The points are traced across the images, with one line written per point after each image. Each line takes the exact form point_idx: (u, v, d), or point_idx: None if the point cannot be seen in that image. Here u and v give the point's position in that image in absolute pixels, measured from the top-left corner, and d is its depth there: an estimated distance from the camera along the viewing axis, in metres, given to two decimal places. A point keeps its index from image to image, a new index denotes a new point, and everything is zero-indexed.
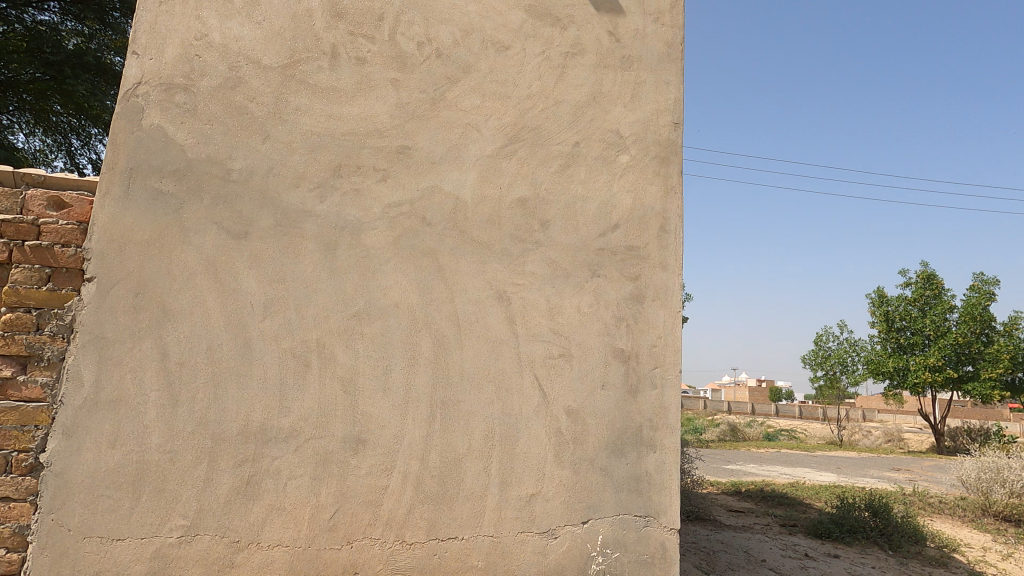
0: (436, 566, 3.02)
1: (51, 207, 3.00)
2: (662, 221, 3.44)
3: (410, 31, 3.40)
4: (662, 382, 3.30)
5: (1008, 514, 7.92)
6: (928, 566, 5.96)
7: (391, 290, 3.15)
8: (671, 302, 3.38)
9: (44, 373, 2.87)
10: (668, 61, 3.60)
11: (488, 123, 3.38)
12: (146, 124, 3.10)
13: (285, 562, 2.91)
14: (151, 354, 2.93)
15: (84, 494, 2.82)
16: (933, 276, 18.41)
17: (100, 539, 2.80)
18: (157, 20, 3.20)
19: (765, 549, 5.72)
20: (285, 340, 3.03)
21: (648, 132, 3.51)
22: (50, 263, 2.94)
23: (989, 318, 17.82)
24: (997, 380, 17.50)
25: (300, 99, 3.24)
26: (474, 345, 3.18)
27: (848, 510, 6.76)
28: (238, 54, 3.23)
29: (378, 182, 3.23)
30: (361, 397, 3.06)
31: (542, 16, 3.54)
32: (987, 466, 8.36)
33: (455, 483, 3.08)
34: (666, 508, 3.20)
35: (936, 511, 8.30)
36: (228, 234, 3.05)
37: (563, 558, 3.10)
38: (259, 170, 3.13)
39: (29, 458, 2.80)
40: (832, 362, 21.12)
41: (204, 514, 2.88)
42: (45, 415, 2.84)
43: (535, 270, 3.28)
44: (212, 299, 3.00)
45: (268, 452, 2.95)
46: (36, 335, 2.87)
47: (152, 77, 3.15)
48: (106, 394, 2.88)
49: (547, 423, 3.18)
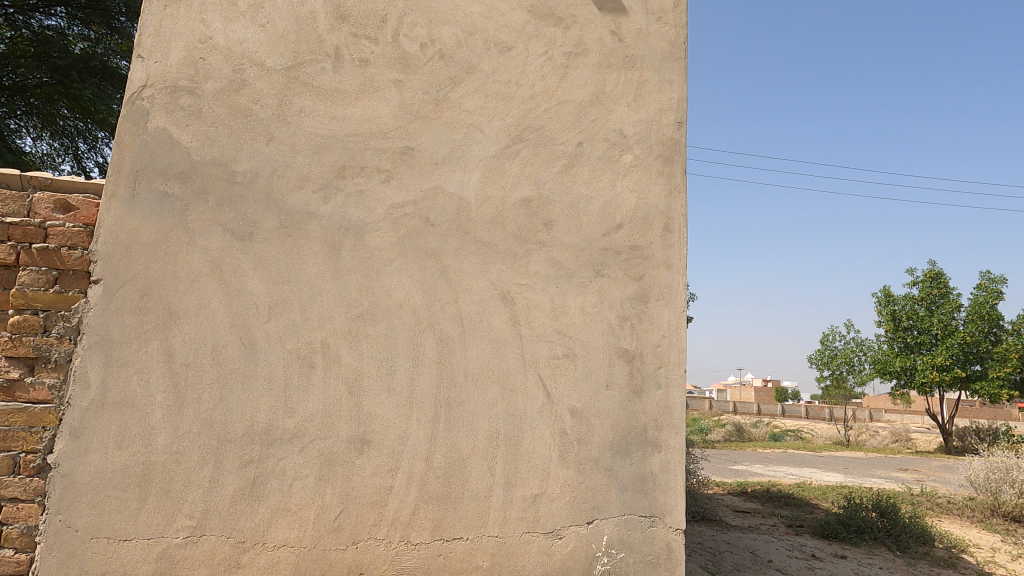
0: (441, 566, 3.02)
1: (58, 210, 3.03)
2: (666, 221, 3.44)
3: (413, 33, 3.41)
4: (667, 382, 3.29)
5: (1017, 514, 7.86)
6: (937, 566, 5.92)
7: (395, 291, 3.16)
8: (676, 302, 3.37)
9: (51, 375, 2.89)
10: (671, 60, 3.60)
11: (492, 124, 3.38)
12: (151, 127, 3.12)
13: (291, 562, 2.92)
14: (157, 355, 2.94)
15: (91, 494, 2.83)
16: (937, 275, 18.29)
17: (107, 539, 2.82)
18: (162, 24, 3.22)
19: (772, 549, 5.71)
20: (290, 341, 3.04)
21: (651, 132, 3.51)
22: (56, 266, 2.96)
23: (995, 317, 17.74)
24: (1006, 380, 17.36)
25: (303, 101, 3.25)
26: (478, 345, 3.18)
27: (856, 511, 6.73)
28: (242, 57, 3.25)
29: (381, 183, 3.24)
30: (366, 397, 3.07)
31: (544, 16, 3.54)
32: (996, 465, 8.31)
33: (460, 483, 3.08)
34: (672, 508, 3.19)
35: (945, 511, 8.24)
36: (233, 236, 3.07)
37: (568, 559, 3.10)
38: (263, 172, 3.14)
39: (36, 458, 2.83)
40: (837, 361, 20.98)
41: (210, 514, 2.89)
42: (53, 415, 2.86)
43: (539, 271, 3.28)
44: (217, 301, 3.01)
45: (273, 452, 2.96)
46: (43, 337, 2.89)
47: (157, 80, 3.17)
48: (113, 395, 2.89)
49: (551, 423, 3.18)
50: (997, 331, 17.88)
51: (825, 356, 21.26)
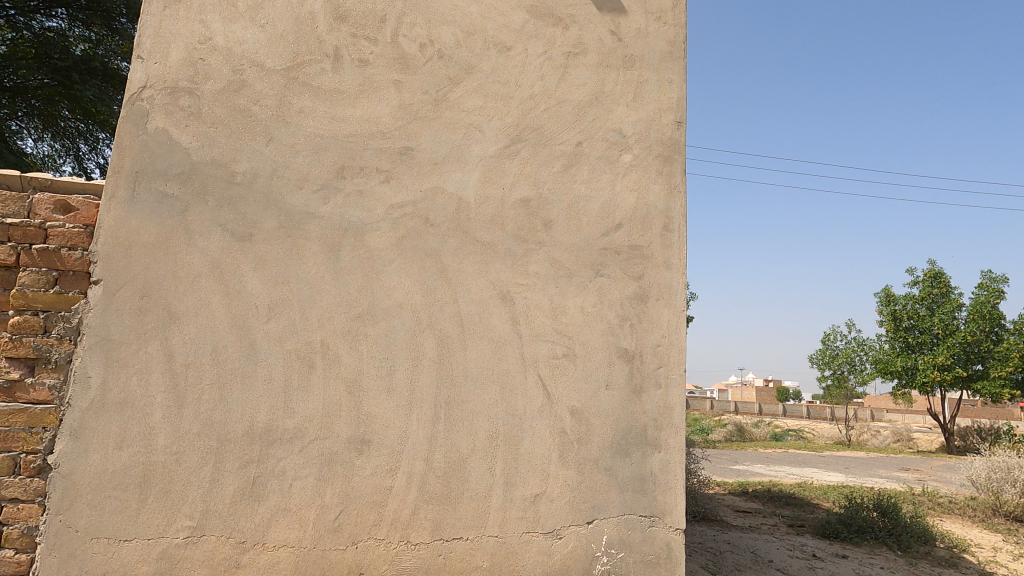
0: (441, 566, 3.02)
1: (58, 211, 3.03)
2: (666, 220, 3.44)
3: (412, 33, 3.41)
4: (667, 381, 3.29)
5: (1018, 514, 7.84)
6: (937, 566, 5.90)
7: (395, 291, 3.16)
8: (675, 302, 3.37)
9: (51, 376, 2.90)
10: (670, 60, 3.60)
11: (492, 124, 3.38)
12: (151, 127, 3.12)
13: (291, 562, 2.93)
14: (157, 355, 2.94)
15: (91, 495, 2.84)
16: (938, 275, 18.26)
17: (108, 539, 2.82)
18: (161, 25, 3.23)
19: (772, 550, 5.69)
20: (289, 341, 3.04)
21: (651, 132, 3.51)
22: (56, 266, 2.97)
23: (996, 317, 17.71)
24: (1008, 380, 17.34)
25: (303, 101, 3.25)
26: (478, 345, 3.18)
27: (857, 511, 6.73)
28: (241, 57, 3.25)
29: (381, 183, 3.24)
30: (365, 397, 3.07)
31: (543, 16, 3.54)
32: (997, 465, 8.29)
33: (460, 483, 3.08)
34: (672, 507, 3.19)
35: (946, 511, 8.23)
36: (233, 236, 3.07)
37: (568, 558, 3.10)
38: (263, 172, 3.15)
39: (37, 459, 2.83)
40: (838, 362, 20.98)
41: (210, 514, 2.89)
42: (54, 416, 2.87)
43: (538, 271, 3.28)
44: (217, 301, 3.02)
45: (273, 452, 2.96)
46: (44, 337, 2.90)
47: (156, 81, 3.17)
48: (113, 396, 2.89)
49: (551, 423, 3.18)
50: (998, 330, 17.85)
51: (826, 356, 21.31)
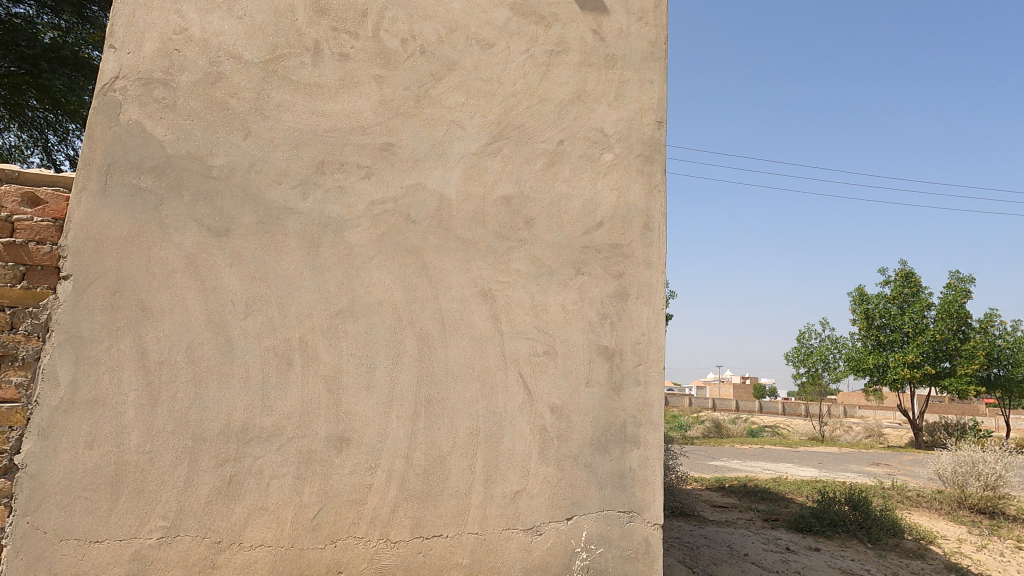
0: (420, 564, 3.01)
1: (26, 204, 2.94)
2: (646, 219, 3.46)
3: (394, 28, 3.38)
4: (646, 379, 3.32)
5: (982, 507, 8.07)
6: (905, 558, 6.04)
7: (375, 288, 3.14)
8: (655, 300, 3.40)
9: (18, 373, 2.81)
10: (651, 60, 3.62)
11: (473, 121, 3.37)
12: (124, 119, 3.05)
13: (268, 562, 2.89)
14: (129, 352, 2.88)
15: (61, 495, 2.77)
16: (909, 275, 18.70)
17: (77, 541, 2.75)
18: (135, 14, 3.15)
19: (748, 544, 5.77)
20: (267, 339, 3.00)
21: (632, 131, 3.53)
22: (23, 261, 2.88)
23: (964, 316, 18.15)
24: (973, 377, 17.82)
25: (282, 95, 3.20)
26: (459, 343, 3.17)
27: (829, 505, 6.87)
28: (218, 49, 3.19)
29: (361, 179, 3.21)
30: (344, 395, 3.04)
31: (526, 14, 3.53)
32: (963, 459, 8.51)
33: (439, 481, 3.07)
34: (650, 503, 3.22)
35: (914, 504, 8.43)
36: (209, 232, 3.02)
37: (548, 555, 3.11)
38: (240, 167, 3.09)
39: (3, 459, 2.75)
40: (812, 360, 21.36)
41: (184, 514, 2.84)
42: (20, 415, 2.79)
43: (520, 269, 3.28)
44: (192, 297, 2.96)
45: (250, 451, 2.92)
46: (10, 334, 2.82)
47: (130, 71, 3.10)
48: (83, 394, 2.83)
49: (531, 420, 3.18)
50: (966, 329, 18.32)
51: (801, 355, 21.69)
